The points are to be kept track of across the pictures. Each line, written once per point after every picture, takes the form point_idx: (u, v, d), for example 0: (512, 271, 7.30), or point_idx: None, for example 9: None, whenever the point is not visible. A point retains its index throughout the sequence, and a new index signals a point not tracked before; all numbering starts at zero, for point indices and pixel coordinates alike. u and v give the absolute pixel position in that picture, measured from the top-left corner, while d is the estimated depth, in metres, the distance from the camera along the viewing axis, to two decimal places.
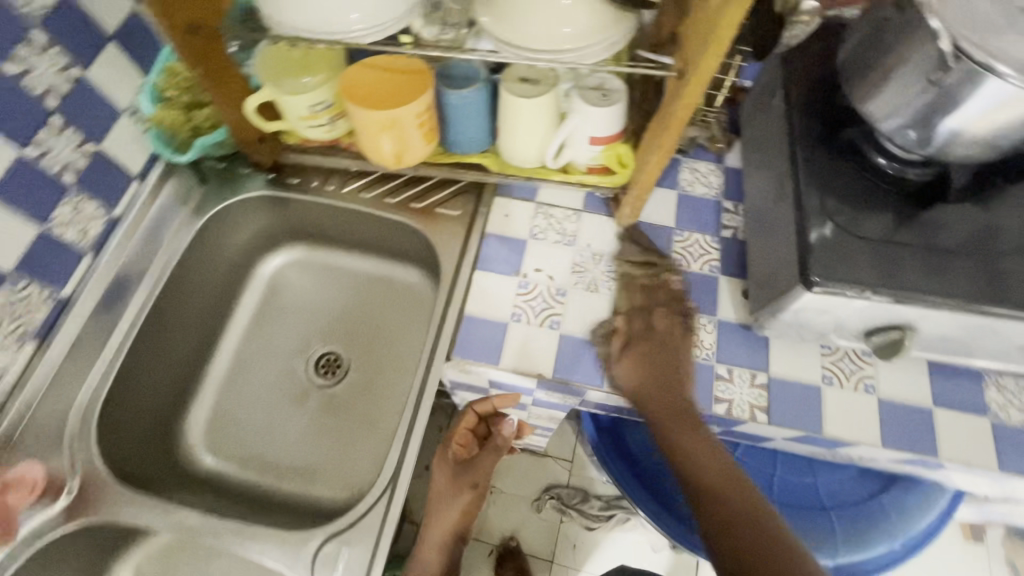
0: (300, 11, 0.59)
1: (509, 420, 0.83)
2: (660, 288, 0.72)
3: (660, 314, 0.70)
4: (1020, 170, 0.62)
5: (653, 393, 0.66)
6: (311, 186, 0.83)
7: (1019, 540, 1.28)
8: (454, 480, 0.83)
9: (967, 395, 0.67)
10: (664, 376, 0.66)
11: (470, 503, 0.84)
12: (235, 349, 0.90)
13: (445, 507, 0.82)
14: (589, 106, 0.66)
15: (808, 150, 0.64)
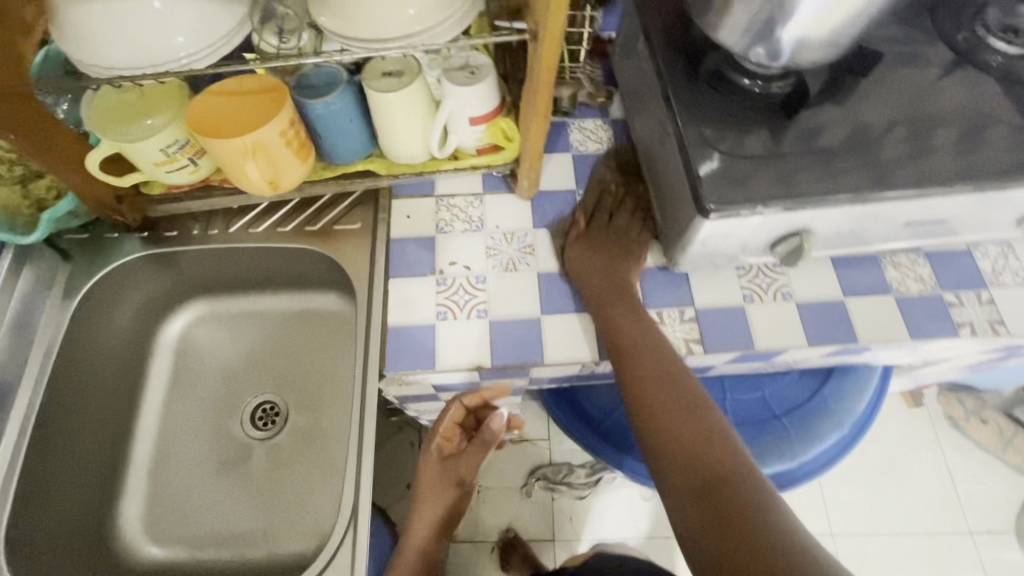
0: (115, 46, 0.53)
1: (499, 413, 0.80)
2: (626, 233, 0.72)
3: (610, 242, 0.71)
4: (866, 63, 0.66)
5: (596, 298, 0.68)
6: (192, 235, 0.77)
7: (950, 393, 1.42)
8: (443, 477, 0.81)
9: (871, 279, 0.72)
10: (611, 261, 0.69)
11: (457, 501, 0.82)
12: (157, 427, 0.82)
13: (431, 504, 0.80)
14: (458, 87, 0.64)
15: (677, 85, 0.65)
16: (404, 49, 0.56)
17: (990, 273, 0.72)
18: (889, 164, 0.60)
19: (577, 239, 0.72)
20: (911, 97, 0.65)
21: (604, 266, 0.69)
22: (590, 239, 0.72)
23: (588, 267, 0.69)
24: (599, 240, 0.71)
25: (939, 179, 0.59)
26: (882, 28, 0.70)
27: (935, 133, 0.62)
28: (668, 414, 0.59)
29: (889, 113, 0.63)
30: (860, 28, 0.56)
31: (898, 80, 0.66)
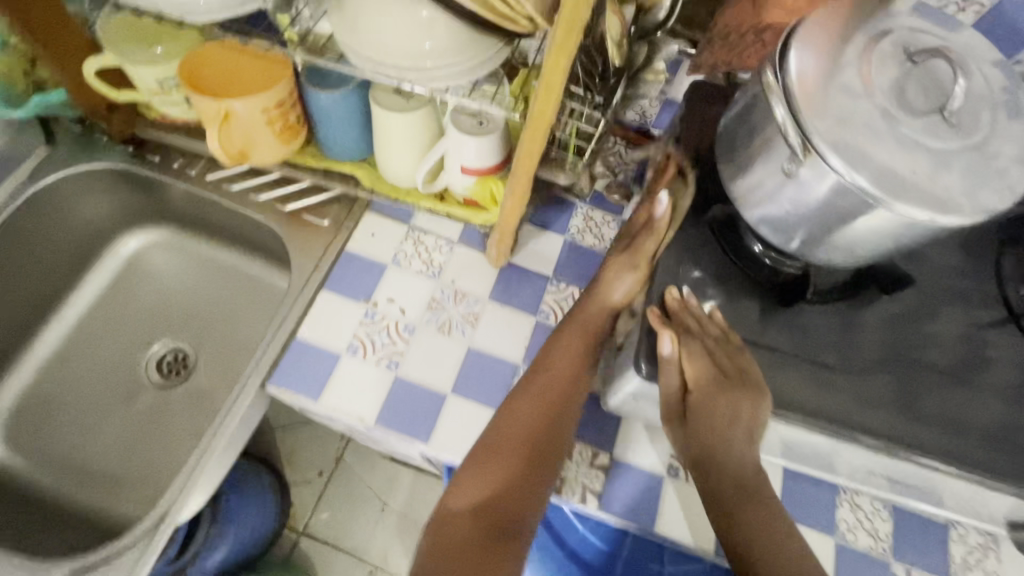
0: None
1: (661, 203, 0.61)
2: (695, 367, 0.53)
3: (702, 370, 0.52)
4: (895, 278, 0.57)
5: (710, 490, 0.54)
6: (171, 167, 0.76)
7: None
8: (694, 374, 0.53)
9: (817, 509, 0.63)
10: (731, 419, 0.52)
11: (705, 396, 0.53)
12: (69, 331, 0.81)
13: (721, 406, 0.52)
14: (458, 130, 0.59)
15: (681, 219, 0.58)
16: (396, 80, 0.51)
17: (959, 563, 0.61)
18: (866, 403, 0.52)
19: (707, 391, 0.53)
20: (932, 337, 0.56)
21: (721, 429, 0.53)
22: (705, 385, 0.53)
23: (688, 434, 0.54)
24: (714, 391, 0.52)
25: (916, 443, 0.50)
26: (940, 246, 0.61)
27: (937, 390, 0.53)
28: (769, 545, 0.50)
29: (897, 344, 0.55)
30: (889, 248, 0.48)
31: (925, 313, 0.57)
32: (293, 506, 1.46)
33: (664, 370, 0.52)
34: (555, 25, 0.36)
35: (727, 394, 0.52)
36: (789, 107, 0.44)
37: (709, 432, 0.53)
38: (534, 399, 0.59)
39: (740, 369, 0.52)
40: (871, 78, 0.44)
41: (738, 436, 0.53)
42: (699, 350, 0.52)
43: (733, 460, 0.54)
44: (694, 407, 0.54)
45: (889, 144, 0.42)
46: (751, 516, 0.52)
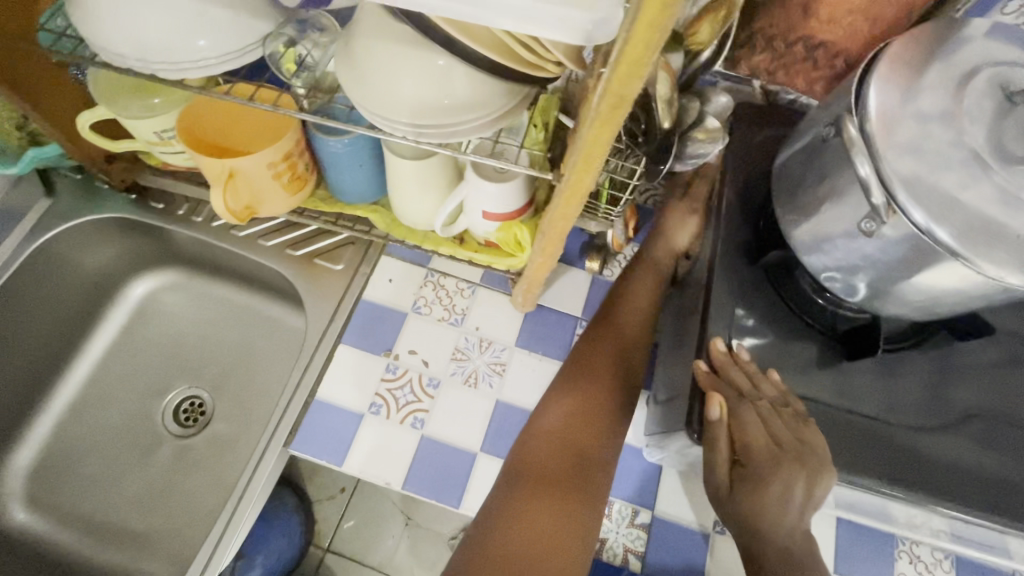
0: (128, 39, 0.46)
1: None
2: (747, 427, 0.46)
3: (752, 431, 0.46)
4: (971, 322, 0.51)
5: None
6: (176, 213, 0.72)
7: None
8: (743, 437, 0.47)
9: (874, 561, 0.59)
10: (786, 497, 0.44)
11: (761, 463, 0.45)
12: (82, 382, 0.79)
13: (776, 481, 0.44)
14: (479, 178, 0.55)
15: (731, 265, 0.54)
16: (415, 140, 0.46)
17: None
18: (937, 462, 0.48)
19: (761, 463, 0.45)
20: (1011, 388, 0.51)
21: (775, 511, 0.44)
22: (758, 456, 0.46)
23: (738, 515, 0.46)
24: (769, 461, 0.45)
25: (996, 508, 0.46)
26: None
27: (1019, 447, 0.49)
28: None
29: (969, 396, 0.51)
30: (968, 304, 0.43)
31: (999, 358, 0.52)
32: (317, 524, 1.46)
33: (715, 436, 0.46)
34: (600, 98, 0.32)
35: (786, 465, 0.44)
36: (875, 163, 0.39)
37: (762, 511, 0.45)
38: (589, 371, 0.58)
39: (797, 439, 0.46)
40: (961, 124, 0.39)
41: (781, 513, 0.44)
42: (749, 415, 0.46)
43: (780, 547, 0.44)
44: (742, 476, 0.46)
45: (985, 202, 0.37)
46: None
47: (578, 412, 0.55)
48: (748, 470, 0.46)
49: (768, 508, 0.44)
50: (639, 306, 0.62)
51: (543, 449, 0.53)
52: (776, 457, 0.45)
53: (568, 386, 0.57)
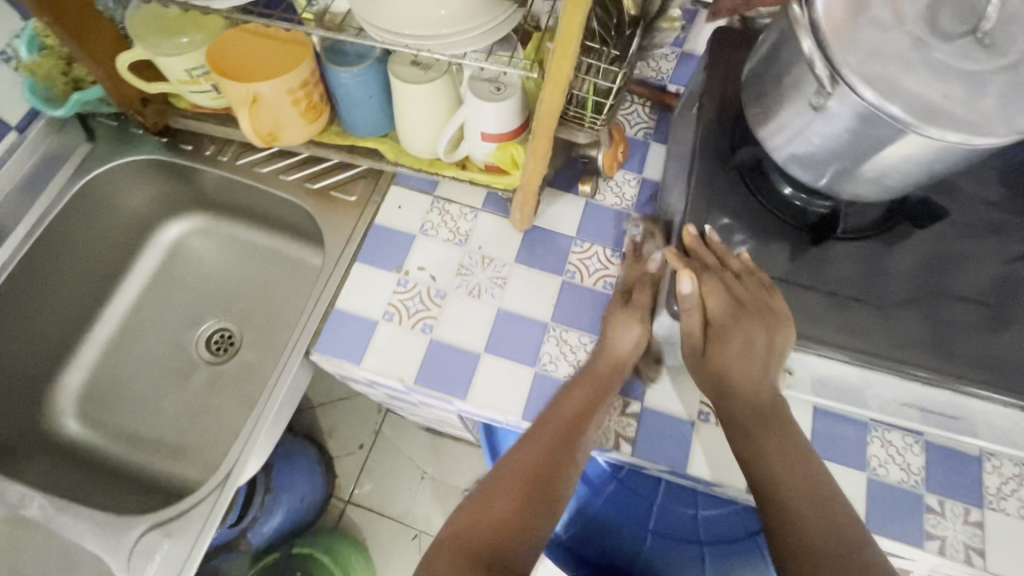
0: None
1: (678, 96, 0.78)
2: (714, 299, 0.54)
3: (720, 303, 0.54)
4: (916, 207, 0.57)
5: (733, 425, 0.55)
6: (204, 154, 0.79)
7: None
8: (713, 306, 0.54)
9: (849, 446, 0.63)
10: (748, 347, 0.54)
11: (725, 324, 0.55)
12: (123, 316, 0.87)
13: (736, 336, 0.54)
14: (476, 98, 0.60)
15: (708, 169, 0.59)
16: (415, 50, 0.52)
17: (994, 493, 0.62)
18: (897, 332, 0.53)
19: (725, 323, 0.55)
20: (969, 272, 0.56)
21: (738, 361, 0.55)
22: (725, 319, 0.55)
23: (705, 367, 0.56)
24: (731, 321, 0.54)
25: (951, 370, 0.51)
26: (977, 183, 0.60)
27: (975, 321, 0.53)
28: (786, 473, 0.51)
29: (928, 279, 0.55)
30: (918, 178, 0.48)
31: (958, 246, 0.57)
32: (338, 477, 1.58)
33: (688, 307, 0.55)
34: None
35: (751, 322, 0.53)
36: (817, 38, 0.44)
37: (728, 360, 0.55)
38: (510, 471, 0.57)
39: (758, 299, 0.53)
40: (900, 8, 0.44)
41: (758, 372, 0.54)
42: (714, 286, 0.53)
43: (747, 388, 0.55)
44: (710, 337, 0.56)
45: (921, 72, 0.42)
46: (769, 432, 0.53)
47: (486, 513, 0.54)
48: (716, 330, 0.55)
49: (731, 356, 0.55)
50: (575, 404, 0.60)
51: (469, 537, 0.52)
52: (738, 317, 0.54)
53: (491, 487, 0.56)
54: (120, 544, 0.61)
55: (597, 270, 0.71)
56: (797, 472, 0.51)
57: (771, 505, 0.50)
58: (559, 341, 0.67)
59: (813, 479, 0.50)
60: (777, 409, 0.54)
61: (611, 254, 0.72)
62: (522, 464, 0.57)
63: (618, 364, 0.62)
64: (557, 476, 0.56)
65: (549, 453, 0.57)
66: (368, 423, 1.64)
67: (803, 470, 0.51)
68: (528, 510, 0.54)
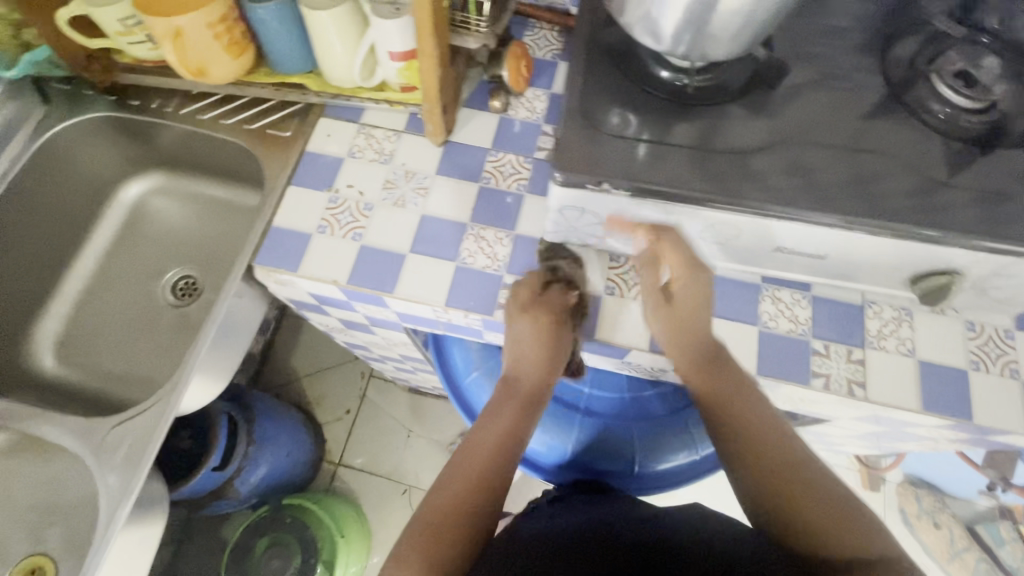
0: None
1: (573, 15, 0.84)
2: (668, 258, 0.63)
3: (682, 251, 0.62)
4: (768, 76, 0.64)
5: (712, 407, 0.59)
6: (149, 107, 0.85)
7: (909, 487, 1.53)
8: (674, 264, 0.63)
9: (742, 305, 0.70)
10: (690, 299, 0.64)
11: (675, 268, 0.63)
12: (93, 269, 0.95)
13: (682, 273, 0.63)
14: (376, 18, 0.67)
15: (586, 59, 0.66)
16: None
17: (874, 334, 0.68)
18: (755, 177, 0.59)
19: (675, 271, 0.63)
20: (821, 126, 0.62)
21: (681, 313, 0.65)
22: (681, 262, 0.62)
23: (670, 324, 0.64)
24: (662, 253, 0.63)
25: (806, 204, 0.57)
26: (830, 55, 0.67)
27: (825, 164, 0.60)
28: (769, 446, 0.55)
29: (787, 133, 0.62)
30: (746, 30, 0.54)
31: (811, 106, 0.64)
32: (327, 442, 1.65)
33: (647, 265, 0.64)
34: None
35: (692, 304, 0.64)
36: None
37: (682, 297, 0.64)
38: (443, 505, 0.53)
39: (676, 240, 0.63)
40: None
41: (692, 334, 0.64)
42: (670, 239, 0.62)
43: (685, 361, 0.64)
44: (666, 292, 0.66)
45: None
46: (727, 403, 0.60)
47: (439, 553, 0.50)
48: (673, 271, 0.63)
49: (685, 288, 0.64)
50: (508, 418, 0.61)
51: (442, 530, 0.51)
52: (680, 258, 0.62)
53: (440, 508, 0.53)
54: (92, 440, 0.69)
55: (511, 175, 0.77)
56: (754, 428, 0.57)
57: (750, 460, 0.54)
58: (477, 237, 0.74)
59: (770, 424, 0.56)
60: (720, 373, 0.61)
61: (525, 160, 0.78)
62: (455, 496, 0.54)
63: (548, 378, 0.65)
64: (503, 463, 0.57)
65: (481, 487, 0.55)
66: (353, 388, 1.71)
67: (766, 419, 0.57)
68: (471, 551, 0.52)
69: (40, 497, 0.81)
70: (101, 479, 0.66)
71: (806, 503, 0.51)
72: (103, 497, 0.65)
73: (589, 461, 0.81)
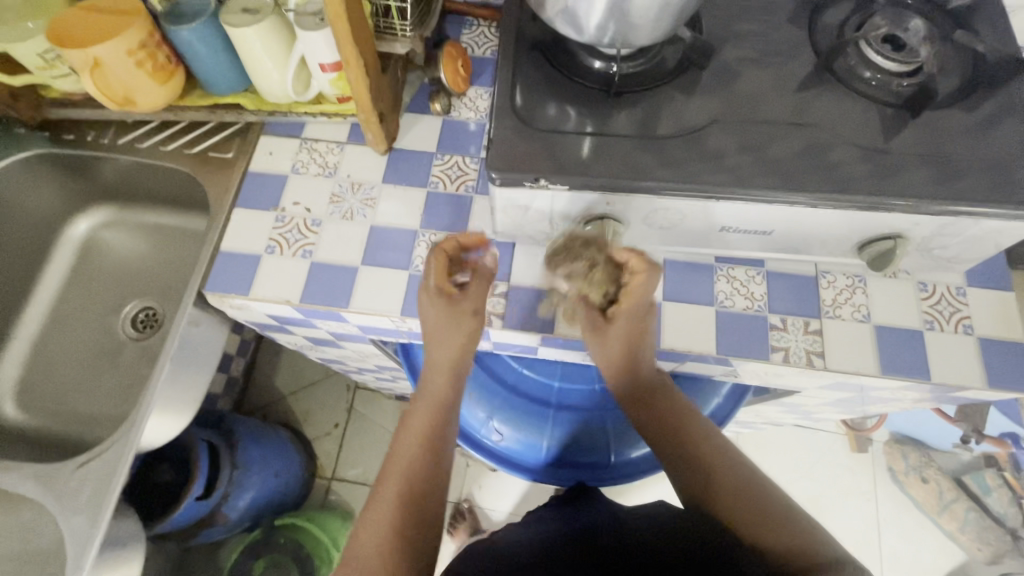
0: None
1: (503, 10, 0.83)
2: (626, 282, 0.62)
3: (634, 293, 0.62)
4: (699, 57, 0.64)
5: (657, 426, 0.64)
6: (85, 140, 0.82)
7: (896, 445, 1.55)
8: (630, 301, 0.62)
9: (698, 286, 0.70)
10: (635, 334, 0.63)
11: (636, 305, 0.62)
12: (47, 310, 0.93)
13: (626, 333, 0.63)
14: (301, 30, 0.65)
15: (518, 56, 0.65)
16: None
17: (830, 303, 0.69)
18: (695, 159, 0.58)
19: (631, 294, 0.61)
20: (755, 102, 0.62)
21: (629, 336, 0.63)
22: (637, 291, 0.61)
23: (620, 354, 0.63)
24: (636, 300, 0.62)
25: (746, 183, 0.56)
26: (760, 32, 0.67)
27: (764, 140, 0.59)
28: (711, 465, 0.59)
29: (722, 112, 0.61)
30: (666, 13, 0.54)
31: (744, 83, 0.63)
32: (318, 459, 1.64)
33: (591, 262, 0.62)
34: None
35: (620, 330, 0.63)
36: None
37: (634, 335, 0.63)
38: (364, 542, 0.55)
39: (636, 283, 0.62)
40: None
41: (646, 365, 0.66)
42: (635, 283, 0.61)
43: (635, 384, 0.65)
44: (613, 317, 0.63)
45: None
46: (677, 429, 0.63)
47: None
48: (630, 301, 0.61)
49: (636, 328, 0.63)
50: (419, 431, 0.63)
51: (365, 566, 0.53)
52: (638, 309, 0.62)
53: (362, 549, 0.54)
54: (52, 485, 0.68)
55: (459, 177, 0.77)
56: (712, 463, 0.59)
57: (698, 474, 0.58)
58: (428, 244, 0.73)
59: (710, 445, 0.61)
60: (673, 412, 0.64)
61: (471, 160, 0.78)
62: (387, 521, 0.56)
63: (453, 380, 0.67)
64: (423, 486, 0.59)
65: (406, 506, 0.57)
66: (339, 402, 1.70)
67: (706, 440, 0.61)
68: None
69: (12, 547, 0.79)
70: (66, 525, 0.65)
71: (749, 517, 0.54)
72: (69, 542, 0.64)
73: (569, 455, 0.84)
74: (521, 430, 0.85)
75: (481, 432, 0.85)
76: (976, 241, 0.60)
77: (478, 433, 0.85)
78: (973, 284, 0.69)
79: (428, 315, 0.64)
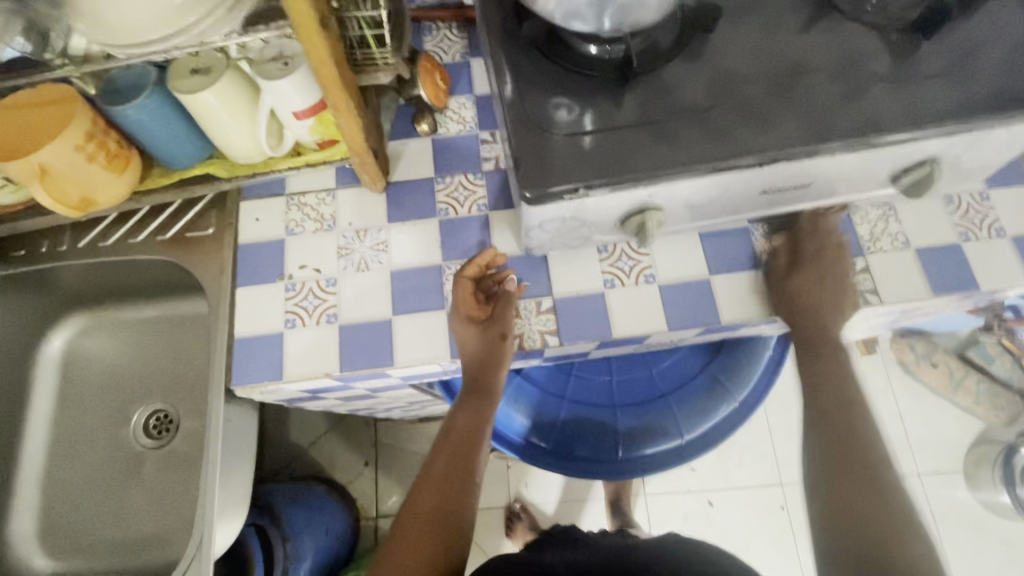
0: None
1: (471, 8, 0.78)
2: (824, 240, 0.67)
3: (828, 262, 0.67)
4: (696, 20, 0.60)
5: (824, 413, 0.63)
6: (40, 253, 0.73)
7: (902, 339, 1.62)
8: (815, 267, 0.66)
9: (739, 251, 0.69)
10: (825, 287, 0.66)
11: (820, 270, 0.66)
12: (46, 443, 0.84)
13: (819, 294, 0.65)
14: (266, 81, 0.58)
15: (512, 62, 0.61)
16: (158, 52, 0.52)
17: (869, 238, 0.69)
18: (726, 130, 0.56)
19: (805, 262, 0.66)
20: (766, 55, 0.59)
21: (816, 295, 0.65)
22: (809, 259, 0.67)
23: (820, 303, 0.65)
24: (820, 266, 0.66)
25: (784, 145, 0.55)
26: None
27: (787, 94, 0.57)
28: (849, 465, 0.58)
29: (737, 74, 0.59)
30: None
31: (747, 38, 0.61)
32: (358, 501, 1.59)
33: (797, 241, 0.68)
34: None
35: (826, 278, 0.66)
36: None
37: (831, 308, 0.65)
38: (414, 519, 0.57)
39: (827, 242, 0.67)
40: None
41: (844, 393, 0.63)
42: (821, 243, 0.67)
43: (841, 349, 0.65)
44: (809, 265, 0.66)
45: None
46: (848, 446, 0.60)
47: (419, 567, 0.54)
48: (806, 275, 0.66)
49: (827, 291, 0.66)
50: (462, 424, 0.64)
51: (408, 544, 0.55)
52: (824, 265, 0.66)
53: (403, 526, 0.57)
54: None
55: (468, 197, 0.72)
56: (892, 514, 0.54)
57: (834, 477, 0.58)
58: None
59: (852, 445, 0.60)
60: (847, 428, 0.61)
61: (475, 177, 0.73)
62: (430, 502, 0.58)
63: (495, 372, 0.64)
64: (464, 472, 0.61)
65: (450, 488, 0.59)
66: (364, 440, 1.64)
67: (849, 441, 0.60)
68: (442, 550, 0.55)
69: None
70: None
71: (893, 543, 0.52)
72: None
73: (636, 448, 0.82)
74: (584, 436, 0.82)
75: (546, 448, 0.82)
76: (1004, 147, 0.60)
77: (544, 452, 0.82)
78: (994, 187, 0.70)
79: (466, 339, 0.64)
